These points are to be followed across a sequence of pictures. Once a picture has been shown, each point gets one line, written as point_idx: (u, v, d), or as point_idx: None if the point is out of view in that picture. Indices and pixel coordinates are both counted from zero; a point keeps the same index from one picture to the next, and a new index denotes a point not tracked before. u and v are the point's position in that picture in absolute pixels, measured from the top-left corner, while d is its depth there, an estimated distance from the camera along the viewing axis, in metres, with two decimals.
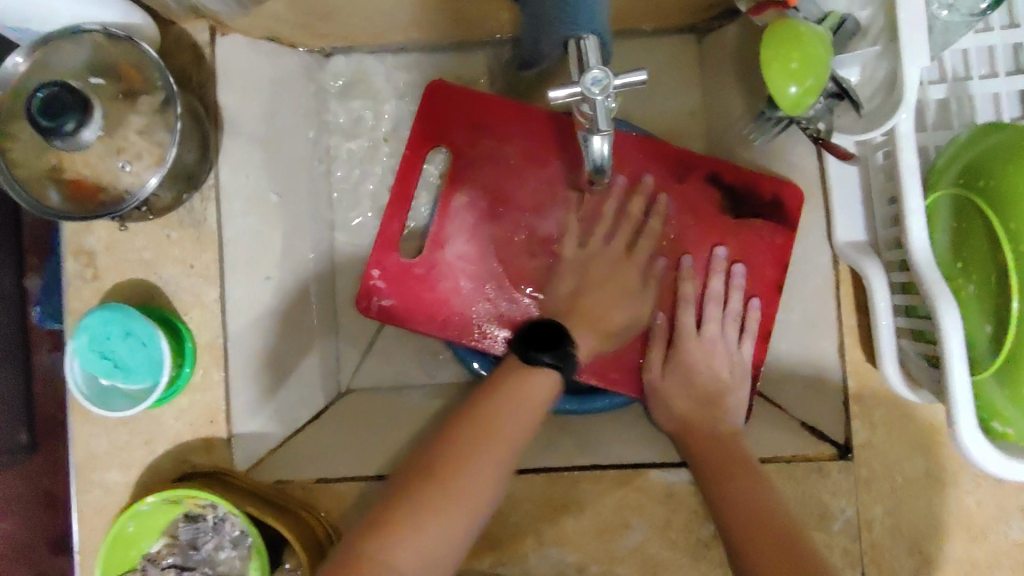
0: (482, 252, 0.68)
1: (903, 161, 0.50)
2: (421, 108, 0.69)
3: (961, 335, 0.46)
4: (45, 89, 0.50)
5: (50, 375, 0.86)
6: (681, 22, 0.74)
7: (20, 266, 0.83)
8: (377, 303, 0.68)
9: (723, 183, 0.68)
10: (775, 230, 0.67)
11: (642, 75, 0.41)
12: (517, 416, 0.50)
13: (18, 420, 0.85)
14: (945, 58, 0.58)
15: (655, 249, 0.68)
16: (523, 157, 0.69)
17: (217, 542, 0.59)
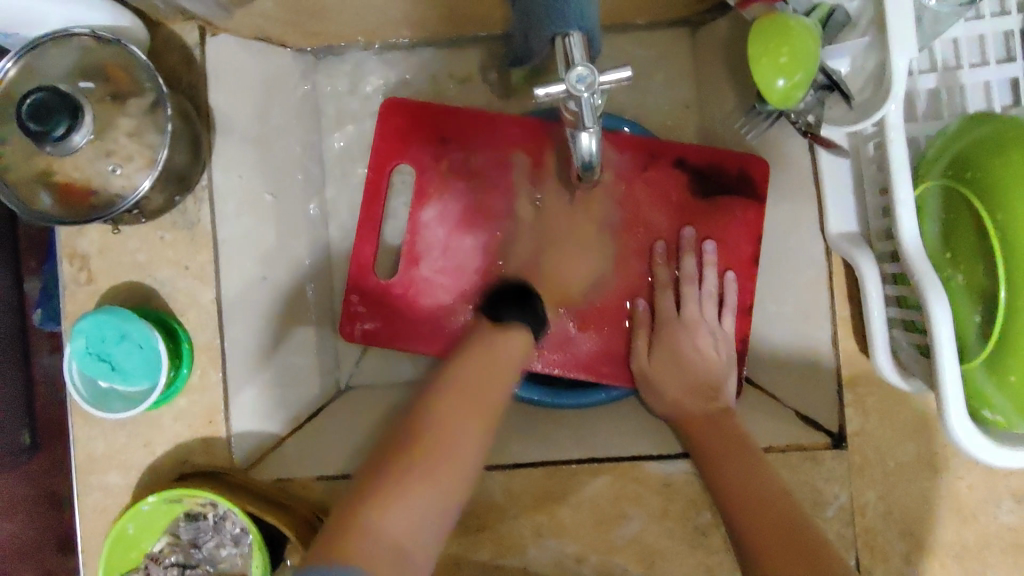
0: (462, 263, 0.69)
1: (894, 152, 0.50)
2: (376, 132, 0.70)
3: (951, 324, 0.46)
4: (32, 95, 0.49)
5: (50, 375, 0.86)
6: (674, 14, 0.74)
7: (17, 268, 0.84)
8: (360, 327, 0.70)
9: (693, 165, 0.69)
10: (744, 204, 0.68)
11: (628, 71, 0.41)
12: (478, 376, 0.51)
13: (21, 421, 0.86)
14: (936, 47, 0.58)
15: (632, 237, 0.69)
16: (489, 168, 0.70)
17: (217, 541, 0.59)
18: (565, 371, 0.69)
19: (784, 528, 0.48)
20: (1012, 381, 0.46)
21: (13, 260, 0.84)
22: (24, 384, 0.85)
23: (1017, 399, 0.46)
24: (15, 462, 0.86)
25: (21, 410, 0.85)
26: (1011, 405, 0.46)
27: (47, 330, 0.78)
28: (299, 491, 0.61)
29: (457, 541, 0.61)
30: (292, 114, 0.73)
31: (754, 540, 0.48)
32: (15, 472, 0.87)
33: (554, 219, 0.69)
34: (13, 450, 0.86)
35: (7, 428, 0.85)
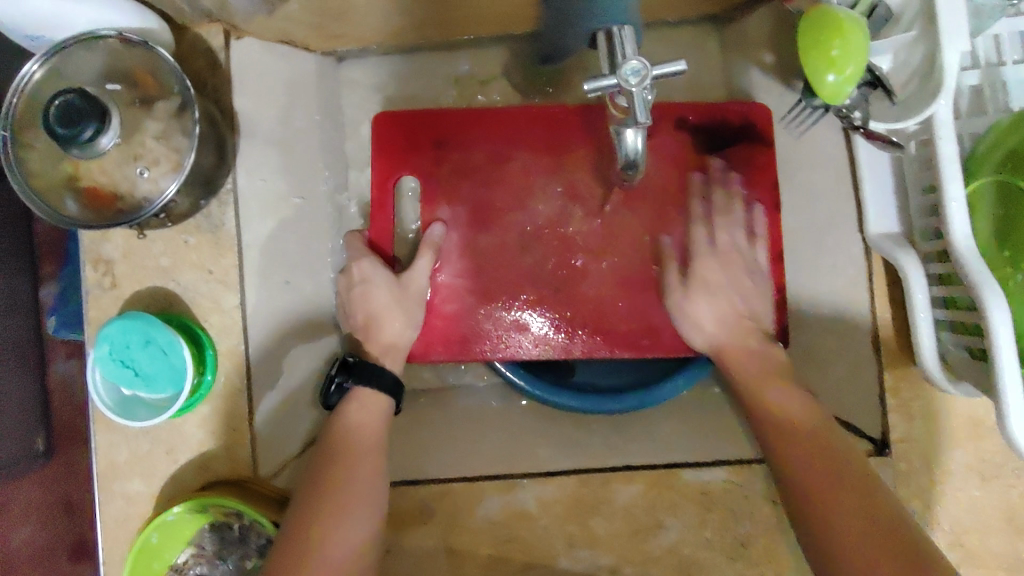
0: (480, 264, 0.69)
1: (942, 149, 0.48)
2: (374, 146, 0.71)
3: (1007, 325, 0.44)
4: (59, 98, 0.48)
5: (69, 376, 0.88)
6: (703, 11, 0.72)
7: (34, 274, 0.84)
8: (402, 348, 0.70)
9: (697, 148, 0.69)
10: (757, 150, 0.68)
11: (681, 65, 0.40)
12: (365, 432, 0.58)
13: (36, 426, 0.86)
14: (977, 43, 0.56)
15: (645, 206, 0.69)
16: (485, 165, 0.70)
17: (242, 552, 0.56)
18: (609, 352, 0.69)
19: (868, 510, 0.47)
20: None
21: (29, 266, 0.83)
22: (39, 388, 0.85)
23: None
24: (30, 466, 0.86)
25: (37, 411, 0.85)
26: None
27: (62, 336, 0.78)
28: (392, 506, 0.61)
29: (483, 555, 0.60)
30: (316, 117, 0.72)
31: (776, 444, 0.53)
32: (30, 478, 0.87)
33: (564, 207, 0.69)
34: (28, 455, 0.86)
35: (21, 434, 0.85)
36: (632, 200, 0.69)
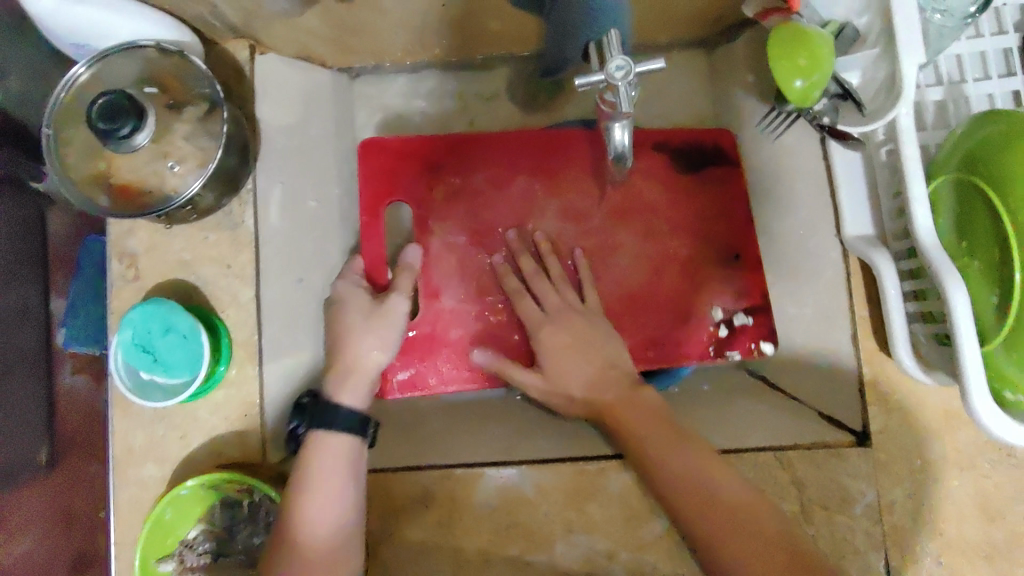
0: (478, 286, 0.71)
1: (907, 152, 0.52)
2: (361, 175, 0.72)
3: (967, 310, 0.47)
4: (103, 97, 0.53)
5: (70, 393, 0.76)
6: (692, 35, 0.78)
7: (45, 282, 0.78)
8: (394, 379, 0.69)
9: (678, 173, 0.73)
10: (728, 171, 0.74)
11: (661, 62, 0.42)
12: (328, 483, 0.56)
13: (40, 437, 0.79)
14: (941, 63, 0.61)
15: (638, 225, 0.71)
16: (475, 188, 0.72)
17: (251, 529, 0.58)
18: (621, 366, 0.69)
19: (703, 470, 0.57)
20: None
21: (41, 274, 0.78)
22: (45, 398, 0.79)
23: None
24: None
25: (42, 414, 0.79)
26: None
27: (70, 350, 0.74)
28: (398, 489, 0.63)
29: (484, 539, 0.62)
30: (330, 128, 0.77)
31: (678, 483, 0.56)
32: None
33: (558, 227, 0.71)
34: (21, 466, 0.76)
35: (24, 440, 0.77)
36: (626, 219, 0.71)
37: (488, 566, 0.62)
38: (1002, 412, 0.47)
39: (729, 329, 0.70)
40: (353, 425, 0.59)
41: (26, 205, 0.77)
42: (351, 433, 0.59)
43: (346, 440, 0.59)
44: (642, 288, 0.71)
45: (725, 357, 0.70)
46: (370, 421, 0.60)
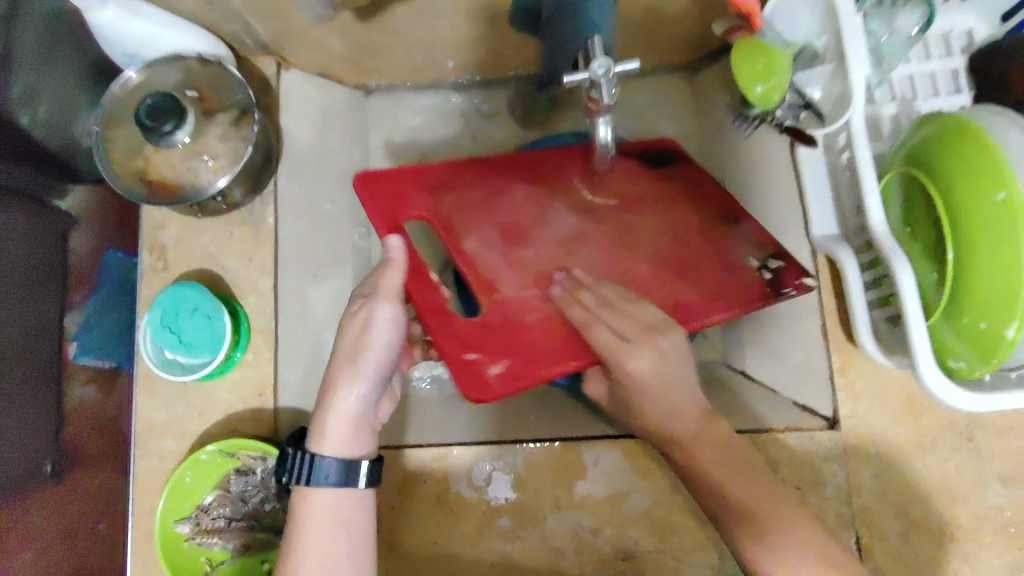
0: (535, 272, 0.69)
1: (859, 154, 0.59)
2: (369, 206, 0.70)
3: (911, 288, 0.52)
4: (151, 98, 0.60)
5: (79, 403, 0.81)
6: (675, 60, 0.84)
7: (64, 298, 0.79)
8: (489, 370, 0.62)
9: (650, 172, 0.76)
10: (689, 166, 0.77)
11: (636, 63, 0.49)
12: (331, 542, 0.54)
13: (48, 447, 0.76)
14: (895, 81, 0.67)
15: (640, 211, 0.74)
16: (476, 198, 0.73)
17: (262, 497, 0.63)
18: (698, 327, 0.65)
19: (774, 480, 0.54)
20: (965, 325, 0.48)
21: (61, 288, 0.79)
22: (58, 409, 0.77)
23: (972, 345, 0.49)
24: (37, 487, 0.75)
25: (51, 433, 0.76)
26: (970, 350, 0.49)
27: (82, 363, 0.81)
28: (400, 464, 0.68)
29: (480, 514, 0.66)
30: (344, 139, 0.84)
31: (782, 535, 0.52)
32: (35, 503, 0.75)
33: (579, 220, 0.72)
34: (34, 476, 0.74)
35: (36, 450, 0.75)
36: (628, 207, 0.74)
37: (483, 539, 0.66)
38: (943, 377, 0.52)
39: (770, 272, 0.67)
40: (344, 475, 0.55)
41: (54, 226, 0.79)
42: (343, 484, 0.55)
43: (339, 492, 0.55)
44: (678, 257, 0.70)
45: (781, 295, 0.65)
46: (358, 464, 0.56)
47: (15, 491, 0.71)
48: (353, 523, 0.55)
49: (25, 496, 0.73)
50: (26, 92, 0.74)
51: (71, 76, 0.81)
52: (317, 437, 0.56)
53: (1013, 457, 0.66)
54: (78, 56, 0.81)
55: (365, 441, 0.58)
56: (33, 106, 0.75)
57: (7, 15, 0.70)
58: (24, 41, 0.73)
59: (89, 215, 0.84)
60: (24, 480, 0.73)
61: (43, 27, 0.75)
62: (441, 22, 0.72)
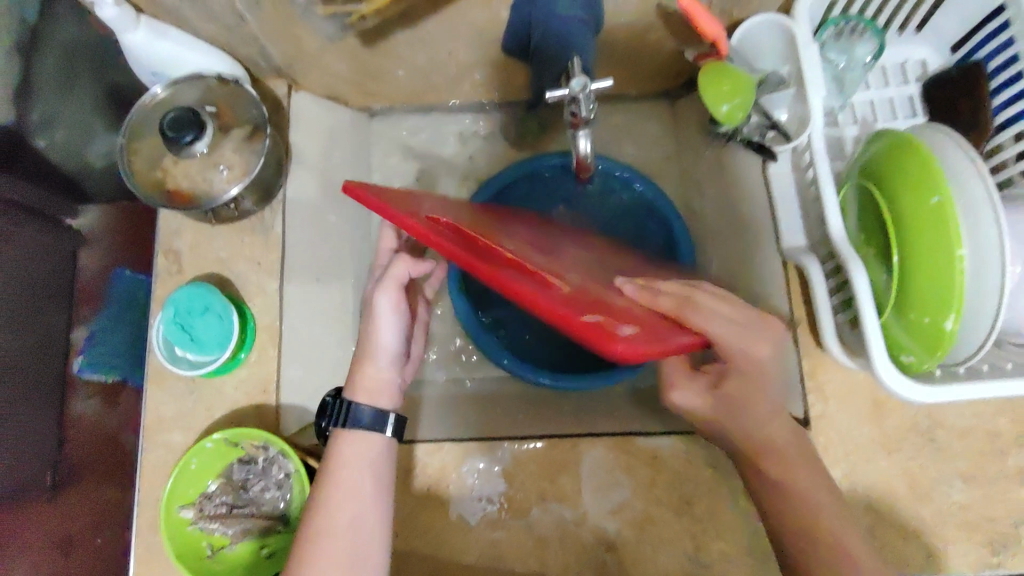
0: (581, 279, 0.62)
1: (820, 169, 0.63)
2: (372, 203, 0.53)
3: (865, 287, 0.57)
4: (174, 113, 0.66)
5: (80, 418, 0.85)
6: (656, 87, 0.90)
7: (71, 314, 0.84)
8: (624, 330, 0.45)
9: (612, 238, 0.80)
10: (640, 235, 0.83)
11: (609, 81, 0.55)
12: (367, 474, 0.60)
13: (47, 461, 0.80)
14: (856, 106, 0.73)
15: (625, 257, 0.75)
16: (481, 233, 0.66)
17: (263, 484, 0.67)
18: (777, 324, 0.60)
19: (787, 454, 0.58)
20: (911, 320, 0.53)
21: (68, 305, 0.84)
22: (56, 425, 0.81)
23: (916, 338, 0.54)
24: (35, 500, 0.79)
25: (51, 447, 0.81)
26: (915, 343, 0.54)
27: (83, 378, 0.85)
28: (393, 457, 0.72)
29: (471, 504, 0.70)
30: (348, 156, 0.89)
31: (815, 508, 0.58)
32: (30, 516, 0.78)
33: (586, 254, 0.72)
34: (35, 487, 0.79)
35: (34, 465, 0.79)
36: (610, 253, 0.75)
37: (472, 529, 0.69)
38: (897, 371, 0.57)
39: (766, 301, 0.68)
40: (375, 423, 0.61)
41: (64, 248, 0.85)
42: (372, 429, 0.61)
43: (367, 434, 0.61)
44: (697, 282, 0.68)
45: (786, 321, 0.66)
46: (387, 414, 0.62)
47: (11, 503, 0.76)
48: (384, 470, 0.61)
49: (22, 507, 0.77)
50: (46, 115, 0.82)
51: (88, 104, 0.87)
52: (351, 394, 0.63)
53: (973, 456, 0.70)
54: (96, 84, 0.87)
55: (393, 397, 0.64)
56: (51, 130, 0.82)
57: (27, 45, 0.78)
58: (44, 70, 0.81)
59: (101, 233, 0.89)
60: (22, 492, 0.77)
61: (63, 56, 0.83)
62: (440, 50, 0.79)
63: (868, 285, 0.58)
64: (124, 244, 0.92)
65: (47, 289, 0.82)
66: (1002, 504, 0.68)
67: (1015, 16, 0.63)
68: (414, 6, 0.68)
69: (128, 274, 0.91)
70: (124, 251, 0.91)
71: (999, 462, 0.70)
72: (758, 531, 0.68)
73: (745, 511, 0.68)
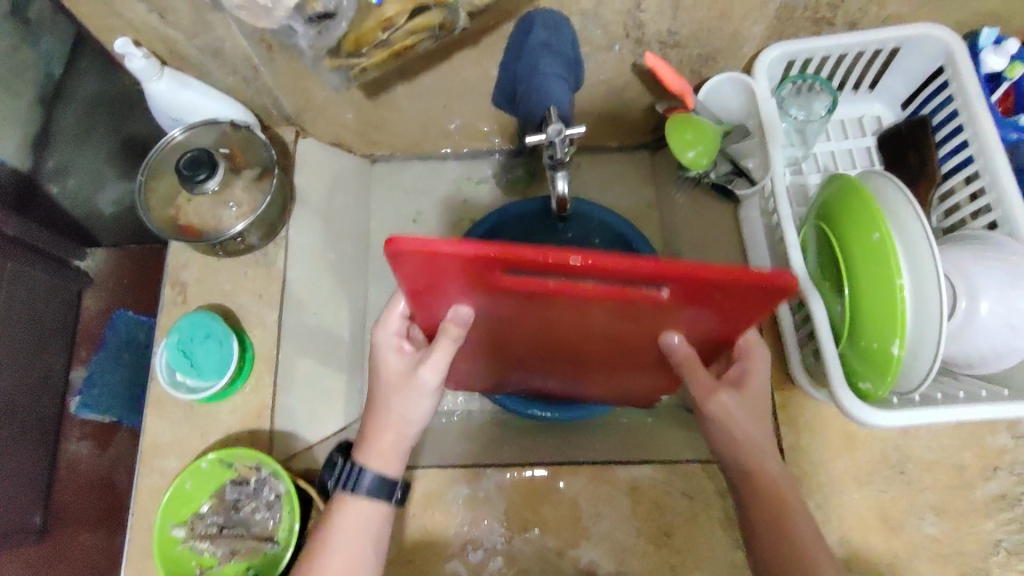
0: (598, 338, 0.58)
1: (782, 211, 0.69)
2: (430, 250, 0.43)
3: (823, 318, 0.62)
4: (189, 153, 0.72)
5: (72, 457, 0.93)
6: (638, 140, 0.97)
7: (71, 354, 0.95)
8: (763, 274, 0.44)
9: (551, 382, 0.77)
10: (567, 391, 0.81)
11: (582, 128, 0.61)
12: (364, 543, 0.58)
13: (37, 502, 0.90)
14: (818, 157, 0.79)
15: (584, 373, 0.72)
16: (483, 327, 0.59)
17: (253, 506, 0.69)
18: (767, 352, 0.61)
19: (755, 477, 0.61)
20: (864, 346, 0.59)
21: (69, 346, 0.96)
22: (48, 465, 0.92)
23: (868, 364, 0.59)
24: (20, 543, 0.89)
25: (40, 487, 0.91)
26: (868, 368, 0.59)
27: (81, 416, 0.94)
28: None
29: (455, 531, 0.72)
30: (348, 199, 0.95)
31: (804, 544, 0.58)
32: (14, 557, 0.89)
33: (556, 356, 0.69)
34: (20, 529, 0.89)
35: (23, 508, 0.89)
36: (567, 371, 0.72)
37: (455, 556, 0.72)
38: (857, 398, 0.60)
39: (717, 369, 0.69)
40: (382, 490, 0.59)
41: (70, 287, 0.96)
42: (379, 498, 0.59)
43: (372, 503, 0.59)
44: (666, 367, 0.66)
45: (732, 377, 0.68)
46: (395, 483, 0.59)
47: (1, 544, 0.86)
48: (380, 541, 0.59)
49: (9, 548, 0.88)
50: (61, 165, 0.88)
51: (99, 155, 0.92)
52: (364, 448, 0.60)
53: (943, 489, 0.72)
54: (109, 136, 0.91)
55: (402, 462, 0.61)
56: (64, 177, 0.89)
57: (50, 98, 0.83)
58: (64, 120, 0.86)
59: (103, 278, 1.00)
60: (8, 535, 0.88)
61: (84, 107, 0.87)
62: (436, 103, 0.85)
63: (824, 315, 0.63)
64: (125, 287, 0.99)
65: (54, 328, 0.94)
66: (971, 537, 0.70)
67: (953, 76, 0.71)
68: (411, 62, 0.75)
69: (128, 315, 0.98)
70: (125, 296, 0.99)
71: (967, 494, 0.72)
72: (733, 559, 0.70)
73: (720, 539, 0.70)
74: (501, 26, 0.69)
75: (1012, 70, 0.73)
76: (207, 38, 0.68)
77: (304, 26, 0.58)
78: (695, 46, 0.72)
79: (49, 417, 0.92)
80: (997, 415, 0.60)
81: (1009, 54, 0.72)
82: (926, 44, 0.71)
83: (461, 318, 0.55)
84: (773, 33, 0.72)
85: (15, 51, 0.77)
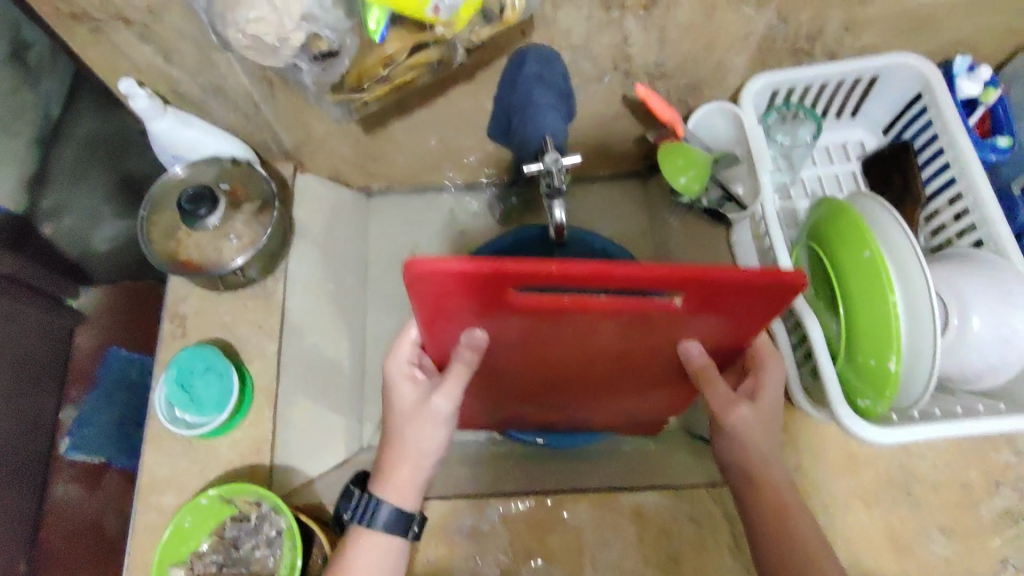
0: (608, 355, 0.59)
1: (772, 233, 0.70)
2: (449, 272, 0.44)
3: (819, 335, 0.63)
4: (192, 189, 0.73)
5: (60, 500, 0.89)
6: (630, 169, 0.99)
7: (61, 396, 0.91)
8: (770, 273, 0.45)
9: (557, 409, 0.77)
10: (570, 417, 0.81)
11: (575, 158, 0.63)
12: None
13: (21, 550, 0.84)
14: (806, 181, 0.81)
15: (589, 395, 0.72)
16: (493, 354, 0.60)
17: (253, 542, 0.68)
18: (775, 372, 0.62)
19: (758, 496, 0.61)
20: (861, 363, 0.59)
21: (59, 389, 0.91)
22: (36, 509, 0.86)
23: (863, 380, 0.59)
24: None
25: (27, 528, 0.85)
26: (866, 384, 0.59)
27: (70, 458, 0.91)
28: None
29: (460, 563, 0.71)
30: (346, 233, 0.96)
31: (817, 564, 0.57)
32: None
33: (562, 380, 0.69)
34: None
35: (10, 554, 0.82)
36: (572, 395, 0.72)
37: None
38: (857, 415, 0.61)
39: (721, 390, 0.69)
40: (397, 525, 0.59)
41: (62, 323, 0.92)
42: (394, 533, 0.59)
43: (389, 538, 0.59)
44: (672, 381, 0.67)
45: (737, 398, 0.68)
46: (411, 516, 0.59)
47: None
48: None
49: None
50: (56, 205, 0.89)
51: (98, 194, 0.95)
52: (380, 483, 0.59)
53: (947, 507, 0.72)
54: (111, 172, 0.96)
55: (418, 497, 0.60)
56: (60, 216, 0.90)
57: (47, 137, 0.86)
58: (61, 159, 0.89)
59: (96, 313, 0.97)
60: None
61: (80, 146, 0.90)
62: (433, 136, 0.87)
63: (819, 334, 0.64)
64: (121, 325, 0.99)
65: (46, 369, 0.89)
66: (978, 555, 0.70)
67: (931, 102, 0.74)
68: (409, 97, 0.77)
69: (122, 353, 0.98)
70: (121, 332, 0.98)
71: (972, 512, 0.72)
72: None
73: (729, 566, 0.70)
74: (495, 60, 0.71)
75: (986, 95, 0.76)
76: (210, 76, 0.70)
77: (309, 63, 0.59)
78: (682, 76, 0.75)
79: (36, 460, 0.87)
80: (993, 430, 0.60)
81: (983, 80, 0.75)
82: (901, 73, 0.75)
83: (473, 343, 0.55)
84: (757, 64, 0.75)
85: (15, 93, 0.80)
